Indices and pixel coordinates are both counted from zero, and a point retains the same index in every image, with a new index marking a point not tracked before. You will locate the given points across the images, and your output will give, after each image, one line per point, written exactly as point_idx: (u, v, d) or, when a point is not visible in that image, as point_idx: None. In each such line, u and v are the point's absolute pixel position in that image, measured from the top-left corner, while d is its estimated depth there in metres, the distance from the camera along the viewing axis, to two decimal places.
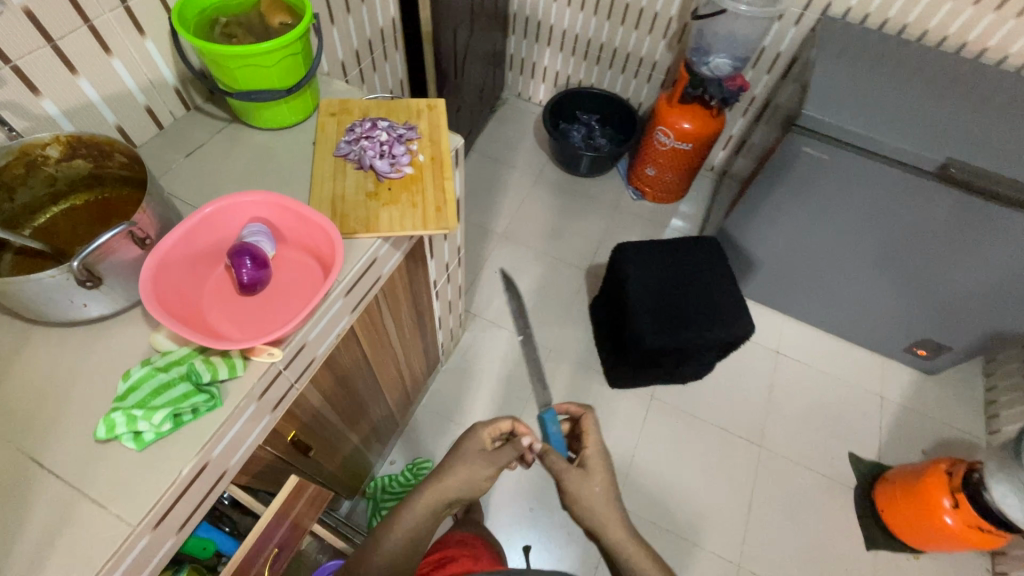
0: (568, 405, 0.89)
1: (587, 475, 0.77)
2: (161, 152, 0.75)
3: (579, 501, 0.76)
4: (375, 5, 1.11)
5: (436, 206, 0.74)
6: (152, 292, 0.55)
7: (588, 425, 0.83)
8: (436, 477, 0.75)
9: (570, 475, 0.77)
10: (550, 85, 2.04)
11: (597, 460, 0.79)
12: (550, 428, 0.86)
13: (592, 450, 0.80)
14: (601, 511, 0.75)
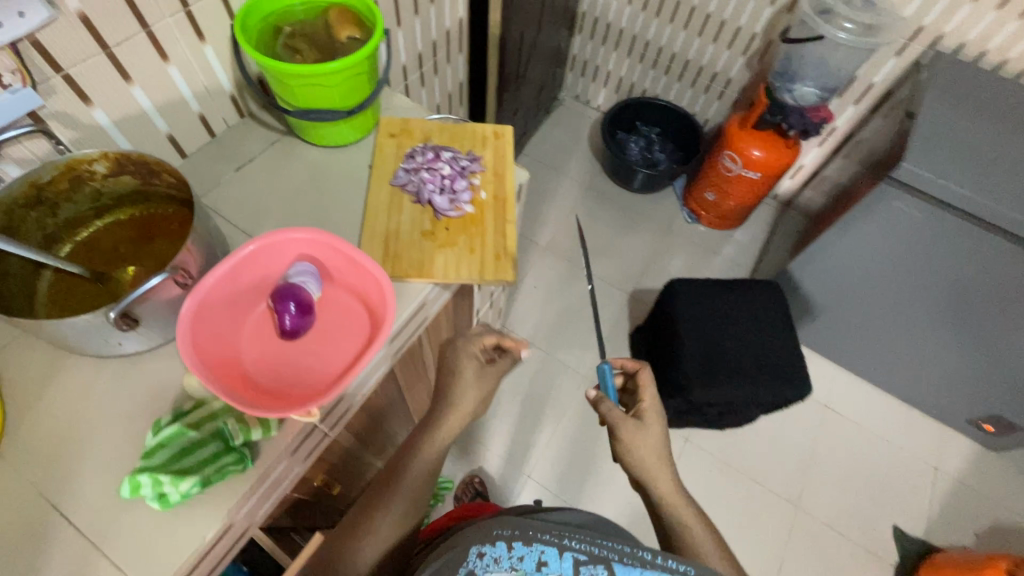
0: (623, 359, 0.80)
1: (645, 432, 0.70)
2: (211, 163, 0.71)
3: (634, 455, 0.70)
4: (444, 6, 1.03)
5: (495, 252, 0.68)
6: (189, 339, 0.51)
7: (646, 381, 0.75)
8: (436, 419, 0.65)
9: (629, 431, 0.70)
10: (611, 90, 1.93)
11: (654, 418, 0.72)
12: (607, 381, 0.77)
13: (648, 407, 0.73)
14: (655, 466, 0.69)
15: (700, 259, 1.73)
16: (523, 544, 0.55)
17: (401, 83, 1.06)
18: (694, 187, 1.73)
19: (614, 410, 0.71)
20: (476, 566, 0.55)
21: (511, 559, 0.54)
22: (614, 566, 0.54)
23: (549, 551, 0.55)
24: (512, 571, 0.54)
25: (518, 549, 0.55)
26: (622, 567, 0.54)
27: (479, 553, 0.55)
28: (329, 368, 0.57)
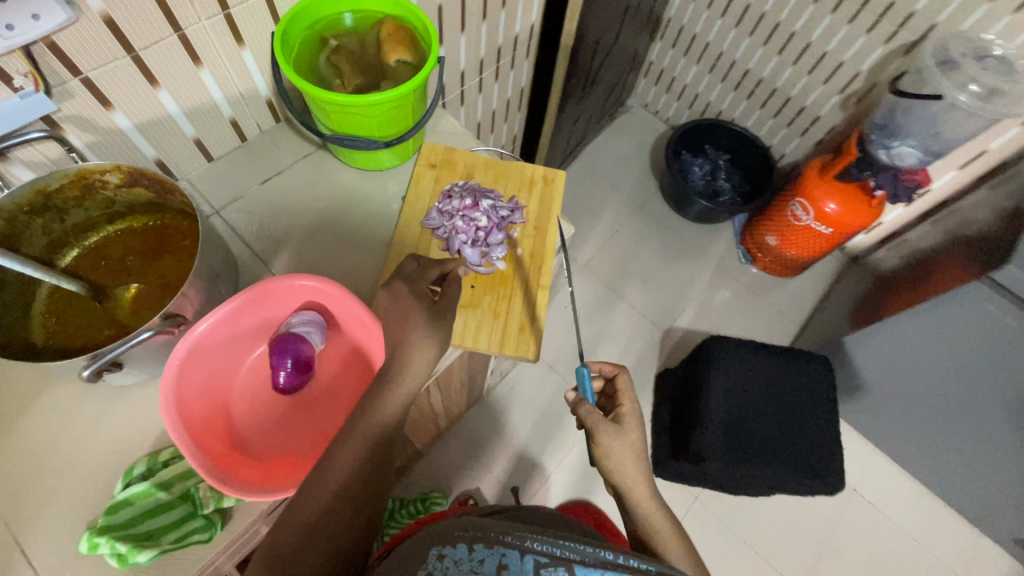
0: (601, 364, 0.76)
1: (620, 432, 0.65)
2: (238, 172, 0.66)
3: (609, 455, 0.64)
4: (515, 10, 0.94)
5: (519, 323, 0.61)
6: (173, 389, 0.47)
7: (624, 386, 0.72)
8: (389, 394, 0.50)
9: (605, 427, 0.65)
10: (684, 106, 1.78)
11: (631, 421, 0.67)
12: (584, 385, 0.74)
13: (625, 410, 0.69)
14: (631, 466, 0.63)
15: (748, 305, 1.60)
16: (484, 543, 0.38)
17: (457, 89, 0.98)
18: (753, 227, 1.58)
19: (591, 411, 0.66)
20: (431, 570, 0.37)
21: (471, 561, 0.37)
22: (578, 568, 0.37)
23: (511, 552, 0.37)
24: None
25: (479, 550, 0.38)
26: (585, 567, 0.37)
27: (438, 553, 0.38)
28: (316, 436, 0.53)
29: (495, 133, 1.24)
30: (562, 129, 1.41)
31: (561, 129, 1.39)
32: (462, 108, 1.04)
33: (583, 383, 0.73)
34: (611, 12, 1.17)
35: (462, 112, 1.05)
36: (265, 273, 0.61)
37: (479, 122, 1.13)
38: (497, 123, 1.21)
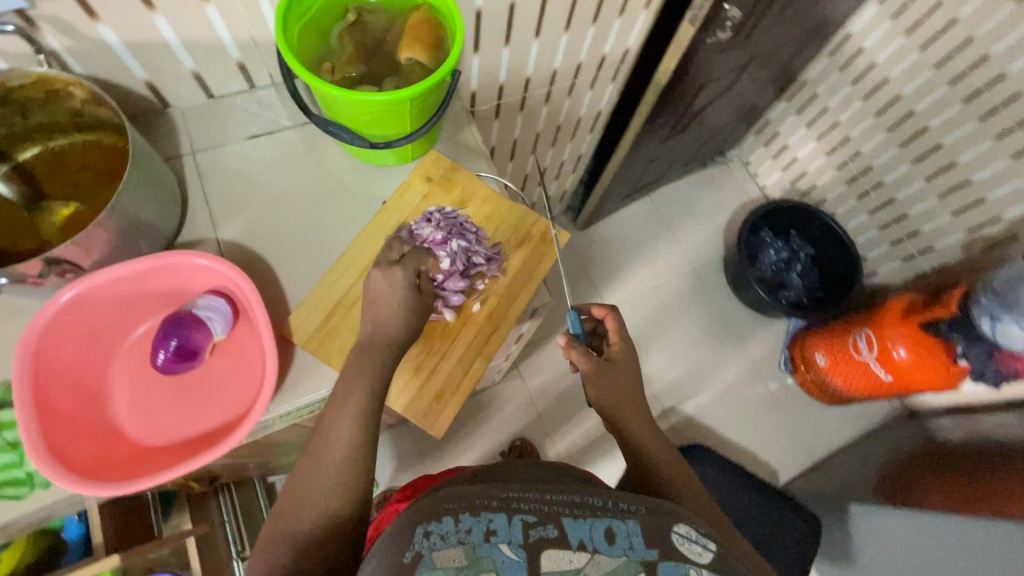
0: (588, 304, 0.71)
1: (612, 370, 0.63)
2: (228, 119, 0.61)
3: (603, 396, 0.62)
4: (608, 31, 0.82)
5: (438, 390, 0.55)
6: (37, 340, 0.44)
7: (613, 324, 0.68)
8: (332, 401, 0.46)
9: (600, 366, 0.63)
10: (787, 179, 1.54)
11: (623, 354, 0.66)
12: (574, 328, 0.69)
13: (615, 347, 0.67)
14: (625, 403, 0.62)
15: (768, 418, 1.42)
16: (470, 511, 0.34)
17: (518, 94, 0.88)
18: (806, 336, 1.37)
19: (581, 354, 0.63)
20: (420, 550, 0.32)
21: (458, 533, 0.33)
22: (568, 520, 0.34)
23: (500, 516, 0.34)
24: (457, 548, 0.32)
25: (466, 519, 0.34)
26: (574, 519, 0.34)
27: (424, 531, 0.33)
28: (179, 429, 0.49)
29: (556, 147, 1.12)
30: (638, 164, 1.26)
31: (635, 164, 1.25)
32: (518, 114, 0.93)
33: (573, 327, 0.69)
34: (732, 61, 1.01)
35: (518, 118, 0.95)
36: (210, 236, 0.57)
37: (537, 132, 1.02)
38: (559, 139, 1.09)
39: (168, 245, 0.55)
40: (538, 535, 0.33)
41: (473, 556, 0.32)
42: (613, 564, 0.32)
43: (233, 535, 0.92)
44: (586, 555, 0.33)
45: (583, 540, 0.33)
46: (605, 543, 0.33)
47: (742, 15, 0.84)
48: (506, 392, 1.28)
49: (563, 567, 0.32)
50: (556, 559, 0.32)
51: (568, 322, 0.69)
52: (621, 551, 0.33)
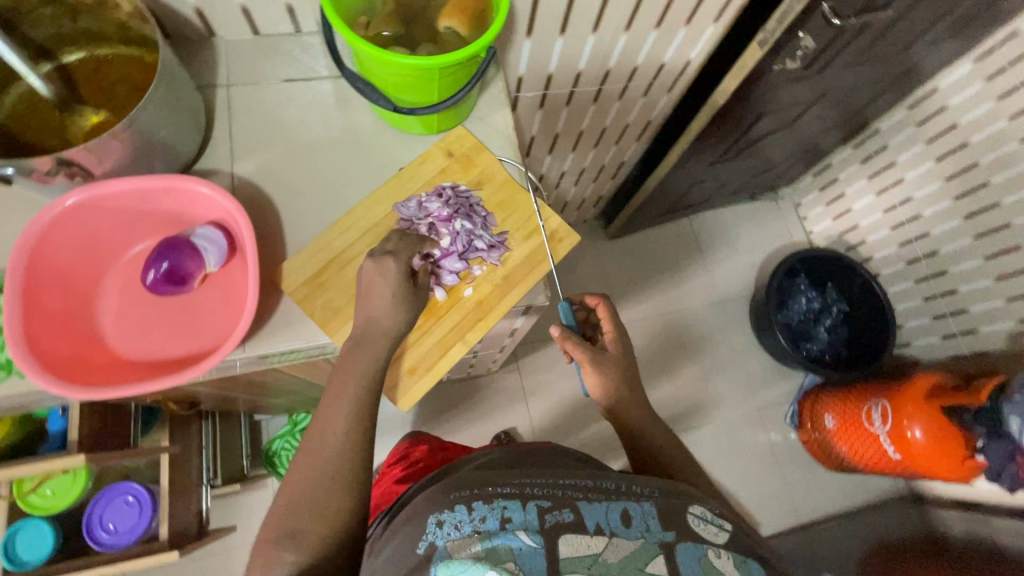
0: (582, 294, 0.69)
1: (609, 361, 0.63)
2: (267, 59, 0.61)
3: (603, 389, 0.62)
4: (671, 39, 0.78)
5: (412, 364, 0.55)
6: (39, 234, 0.46)
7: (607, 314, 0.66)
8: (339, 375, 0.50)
9: (598, 358, 0.63)
10: (837, 228, 1.46)
11: (617, 342, 0.66)
12: (568, 318, 0.67)
13: (609, 335, 0.66)
14: (624, 395, 0.62)
15: (762, 468, 1.36)
16: (483, 502, 0.42)
17: (567, 88, 0.85)
18: (820, 394, 1.30)
19: (578, 347, 0.63)
20: (433, 539, 0.40)
21: (472, 521, 0.40)
22: (582, 505, 0.42)
23: (512, 505, 0.41)
24: (472, 535, 0.39)
25: (479, 509, 0.41)
26: (588, 505, 0.42)
27: (439, 521, 0.41)
28: (155, 348, 0.50)
29: (599, 149, 1.09)
30: (682, 184, 1.21)
31: (678, 183, 1.20)
32: (564, 108, 0.90)
33: (566, 319, 0.67)
34: (799, 95, 0.96)
35: (564, 112, 0.92)
36: (225, 168, 0.58)
37: (580, 130, 0.99)
38: (604, 141, 1.06)
39: (184, 170, 0.55)
40: (554, 519, 0.40)
41: (491, 541, 0.38)
42: (628, 544, 0.39)
43: (206, 461, 0.94)
44: (603, 538, 0.39)
45: (598, 524, 0.40)
46: (620, 526, 0.40)
47: (817, 48, 0.79)
48: (499, 383, 1.26)
49: (582, 548, 0.38)
50: (572, 541, 0.39)
51: (561, 313, 0.66)
52: (636, 533, 0.40)
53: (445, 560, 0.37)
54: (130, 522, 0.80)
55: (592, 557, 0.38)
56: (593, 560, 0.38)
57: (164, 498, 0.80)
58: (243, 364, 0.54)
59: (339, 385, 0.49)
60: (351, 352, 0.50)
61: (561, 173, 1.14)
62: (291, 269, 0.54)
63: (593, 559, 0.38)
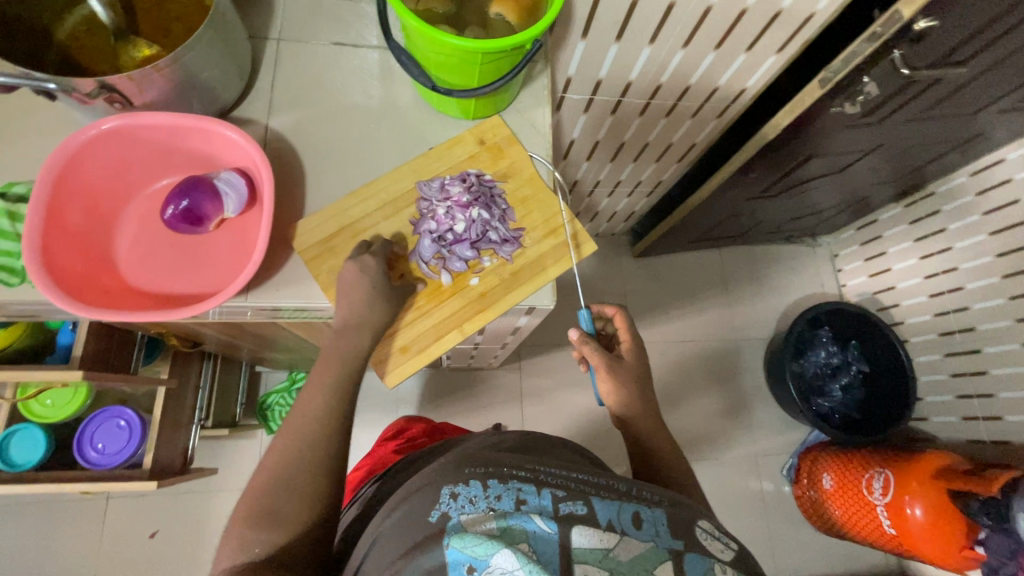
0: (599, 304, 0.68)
1: (624, 372, 0.62)
2: (321, 21, 0.62)
3: (615, 397, 0.62)
4: (728, 63, 0.76)
5: (403, 344, 0.55)
6: (74, 152, 0.48)
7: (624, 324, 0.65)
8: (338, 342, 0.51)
9: (613, 367, 0.62)
10: (872, 286, 1.40)
11: (632, 353, 0.65)
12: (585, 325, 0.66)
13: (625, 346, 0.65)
14: (637, 404, 0.62)
15: (749, 516, 1.32)
16: (498, 481, 0.41)
17: (614, 96, 0.83)
18: (821, 453, 1.26)
19: (594, 353, 0.61)
20: (447, 509, 0.40)
21: (487, 498, 0.40)
22: (595, 500, 0.41)
23: (526, 488, 0.41)
24: (485, 513, 0.39)
25: (494, 488, 0.41)
26: (601, 500, 0.41)
27: (452, 493, 0.41)
28: (161, 280, 0.52)
29: (637, 164, 1.07)
30: (717, 214, 1.18)
31: (714, 212, 1.17)
32: (609, 116, 0.89)
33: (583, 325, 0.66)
34: (855, 142, 0.92)
35: (607, 121, 0.91)
36: (261, 120, 0.58)
37: (622, 141, 0.97)
38: (644, 157, 1.04)
39: (221, 114, 0.56)
40: (567, 510, 0.40)
41: (506, 520, 0.38)
42: (640, 544, 0.38)
43: (203, 401, 0.97)
44: (615, 536, 0.38)
45: (611, 521, 0.40)
46: (631, 526, 0.39)
47: (881, 95, 0.76)
48: (498, 379, 1.26)
49: (595, 542, 0.38)
50: (585, 532, 0.38)
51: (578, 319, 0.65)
52: (647, 535, 0.39)
53: (459, 532, 0.37)
54: (119, 445, 0.82)
55: (602, 552, 0.37)
56: (603, 555, 0.37)
57: (154, 430, 0.83)
58: (254, 313, 0.56)
59: (333, 352, 0.50)
60: (349, 322, 0.51)
61: (596, 181, 1.12)
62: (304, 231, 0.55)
63: (603, 554, 0.37)
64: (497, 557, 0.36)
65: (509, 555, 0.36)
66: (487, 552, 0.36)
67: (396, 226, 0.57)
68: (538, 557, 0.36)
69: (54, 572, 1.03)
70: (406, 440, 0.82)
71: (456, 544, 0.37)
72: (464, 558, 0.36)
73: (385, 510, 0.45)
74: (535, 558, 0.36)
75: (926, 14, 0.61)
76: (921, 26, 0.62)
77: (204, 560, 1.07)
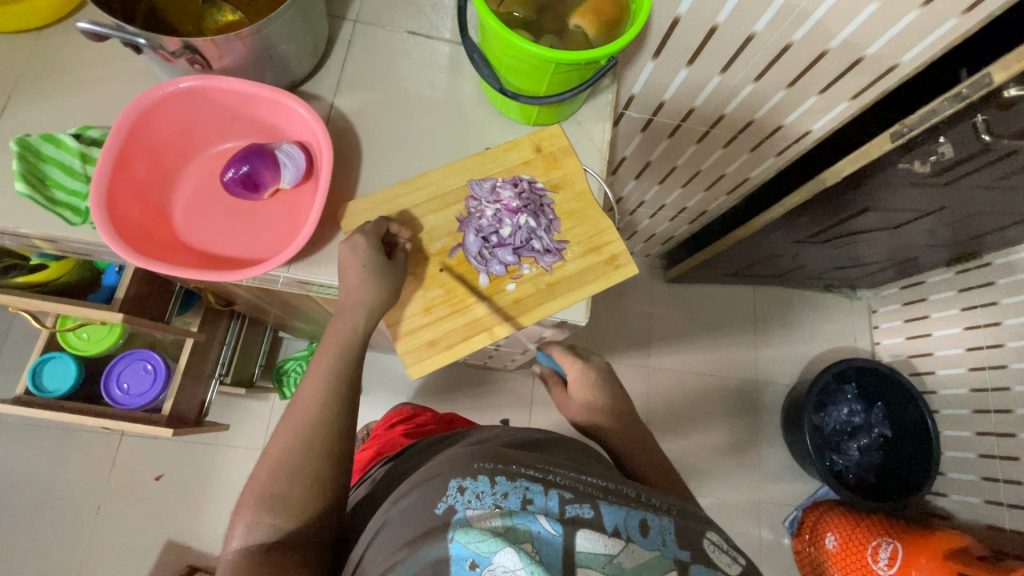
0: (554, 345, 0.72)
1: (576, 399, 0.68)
2: (398, 8, 0.63)
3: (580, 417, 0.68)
4: (796, 102, 0.74)
5: (430, 338, 0.55)
6: (150, 106, 0.50)
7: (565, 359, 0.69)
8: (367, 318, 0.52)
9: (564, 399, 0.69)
10: (909, 350, 1.35)
11: (580, 383, 0.68)
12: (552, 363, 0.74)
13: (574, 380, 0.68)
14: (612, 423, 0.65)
15: None
16: (506, 477, 0.41)
17: (675, 120, 0.82)
18: (825, 511, 1.22)
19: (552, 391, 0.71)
20: (453, 503, 0.39)
21: (493, 495, 0.39)
22: (602, 504, 0.41)
23: (534, 487, 0.41)
24: (490, 509, 0.39)
25: (501, 485, 0.40)
26: (608, 505, 0.41)
27: (459, 486, 0.40)
28: (209, 240, 0.53)
29: (685, 190, 1.05)
30: (758, 251, 1.15)
31: (756, 250, 1.14)
32: (665, 138, 0.88)
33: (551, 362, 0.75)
34: (917, 201, 0.89)
35: (663, 143, 0.89)
36: (327, 97, 0.59)
37: (674, 165, 0.96)
38: (694, 184, 1.02)
39: (291, 88, 0.58)
40: (573, 512, 0.39)
41: (511, 518, 0.38)
42: (644, 553, 0.38)
43: (227, 357, 0.99)
44: (620, 543, 0.38)
45: (617, 526, 0.39)
46: (637, 533, 0.39)
47: (954, 157, 0.73)
48: (511, 383, 1.26)
49: (598, 546, 0.37)
50: (589, 536, 0.38)
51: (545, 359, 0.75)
52: (653, 544, 0.38)
53: (464, 527, 0.37)
54: (142, 388, 0.85)
55: (606, 558, 0.37)
56: (606, 561, 0.37)
57: (176, 379, 0.85)
58: (284, 283, 0.57)
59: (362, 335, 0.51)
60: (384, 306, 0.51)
61: (640, 201, 1.11)
62: (354, 214, 0.56)
63: (607, 559, 0.37)
64: (501, 555, 0.36)
65: (511, 554, 0.36)
66: (491, 550, 0.36)
67: (444, 220, 0.57)
68: (541, 558, 0.36)
69: (63, 496, 1.07)
70: (414, 426, 0.82)
71: (460, 539, 0.37)
72: (467, 553, 0.36)
73: (395, 496, 0.45)
74: (538, 559, 0.36)
75: (1018, 82, 0.58)
76: (1012, 93, 0.59)
77: (202, 510, 1.10)
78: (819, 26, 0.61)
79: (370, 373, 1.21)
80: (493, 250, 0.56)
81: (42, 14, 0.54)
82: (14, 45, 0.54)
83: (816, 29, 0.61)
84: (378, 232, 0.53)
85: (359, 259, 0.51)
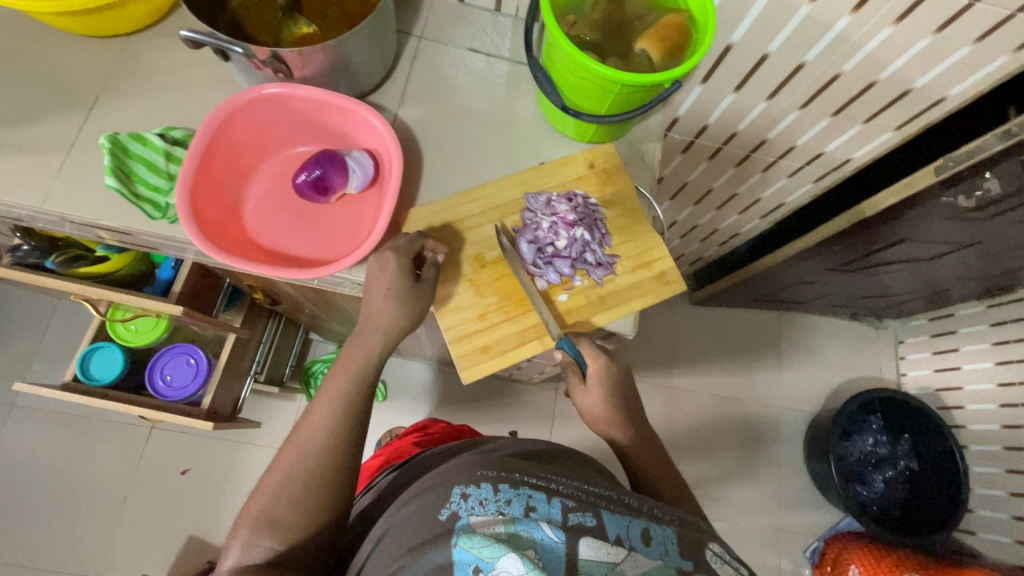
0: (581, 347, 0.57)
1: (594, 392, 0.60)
2: (461, 28, 0.65)
3: (597, 419, 0.62)
4: (841, 128, 0.75)
5: (484, 343, 0.56)
6: (234, 109, 0.52)
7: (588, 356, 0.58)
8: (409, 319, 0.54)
9: (577, 391, 0.62)
10: (938, 384, 1.33)
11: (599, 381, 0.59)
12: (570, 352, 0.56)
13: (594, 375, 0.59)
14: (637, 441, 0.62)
15: None
16: (508, 485, 0.41)
17: (717, 141, 0.83)
18: (851, 543, 1.19)
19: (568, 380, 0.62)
20: (457, 509, 0.39)
21: (497, 502, 0.40)
22: (604, 513, 0.41)
23: (537, 495, 0.41)
24: (494, 515, 0.39)
25: (504, 492, 0.41)
26: (611, 514, 0.41)
27: (462, 493, 0.40)
28: (278, 237, 0.55)
29: (718, 213, 1.06)
30: (786, 277, 1.16)
31: (785, 275, 1.15)
32: (704, 160, 0.89)
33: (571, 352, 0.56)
34: (953, 234, 0.89)
35: (702, 165, 0.91)
36: (391, 108, 0.62)
37: (711, 186, 0.97)
38: (729, 206, 1.03)
39: (357, 97, 0.60)
40: (576, 520, 0.39)
41: (514, 526, 0.38)
42: (646, 562, 0.38)
43: (264, 353, 1.01)
44: (623, 551, 0.38)
45: (619, 536, 0.39)
46: (640, 542, 0.39)
47: (1000, 192, 0.73)
48: (533, 396, 1.26)
49: (601, 554, 0.38)
50: (592, 544, 0.38)
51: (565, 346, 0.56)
52: (655, 553, 0.39)
53: (467, 533, 0.38)
54: (184, 381, 0.87)
55: (608, 566, 0.37)
56: (609, 569, 0.37)
57: (216, 371, 0.87)
58: (331, 284, 0.60)
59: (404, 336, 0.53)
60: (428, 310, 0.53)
61: (673, 220, 1.13)
62: (416, 219, 0.58)
63: (609, 567, 0.37)
64: (503, 561, 0.36)
65: (515, 560, 0.36)
66: (494, 555, 0.36)
67: (497, 229, 0.59)
68: (544, 565, 0.37)
69: (91, 484, 1.09)
70: (426, 436, 0.83)
71: (464, 544, 0.37)
72: (471, 559, 0.36)
73: (398, 503, 0.46)
74: (541, 566, 0.36)
75: None
76: None
77: (221, 506, 1.11)
78: (869, 57, 0.62)
79: (393, 379, 1.22)
80: (548, 263, 0.58)
81: (136, 21, 0.57)
82: (106, 47, 0.58)
83: (868, 59, 0.62)
84: (412, 248, 0.54)
85: (403, 262, 0.53)
